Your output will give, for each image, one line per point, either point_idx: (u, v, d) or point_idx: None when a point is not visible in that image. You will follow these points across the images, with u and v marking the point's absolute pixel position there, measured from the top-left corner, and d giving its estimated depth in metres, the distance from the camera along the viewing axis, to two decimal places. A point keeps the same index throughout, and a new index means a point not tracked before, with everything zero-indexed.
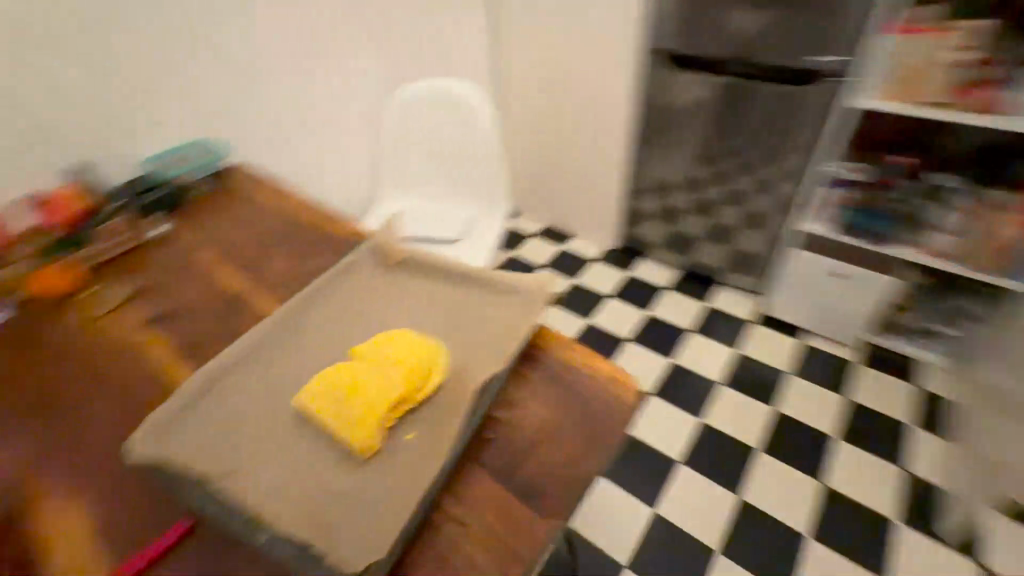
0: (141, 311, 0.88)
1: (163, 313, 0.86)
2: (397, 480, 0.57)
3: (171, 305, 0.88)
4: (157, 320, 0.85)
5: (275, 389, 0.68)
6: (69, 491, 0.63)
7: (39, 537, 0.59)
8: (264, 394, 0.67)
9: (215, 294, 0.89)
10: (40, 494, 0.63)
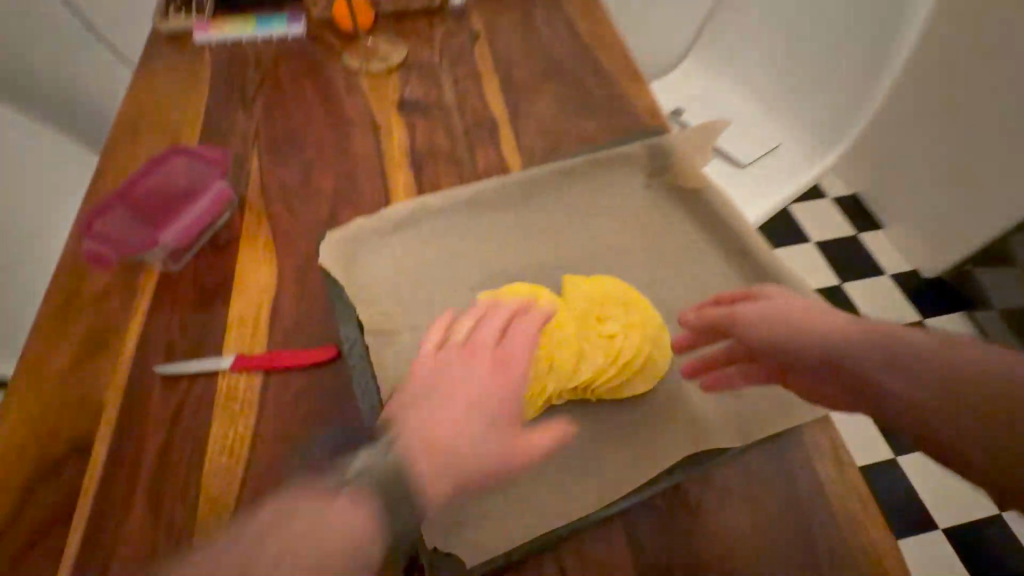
0: (248, 150, 0.87)
1: (276, 155, 0.87)
2: (627, 444, 0.61)
3: (287, 145, 0.88)
4: (271, 160, 0.86)
5: (426, 252, 0.72)
6: (226, 293, 0.71)
7: (206, 327, 0.69)
8: (416, 256, 0.72)
9: (329, 141, 0.89)
10: (202, 290, 0.72)
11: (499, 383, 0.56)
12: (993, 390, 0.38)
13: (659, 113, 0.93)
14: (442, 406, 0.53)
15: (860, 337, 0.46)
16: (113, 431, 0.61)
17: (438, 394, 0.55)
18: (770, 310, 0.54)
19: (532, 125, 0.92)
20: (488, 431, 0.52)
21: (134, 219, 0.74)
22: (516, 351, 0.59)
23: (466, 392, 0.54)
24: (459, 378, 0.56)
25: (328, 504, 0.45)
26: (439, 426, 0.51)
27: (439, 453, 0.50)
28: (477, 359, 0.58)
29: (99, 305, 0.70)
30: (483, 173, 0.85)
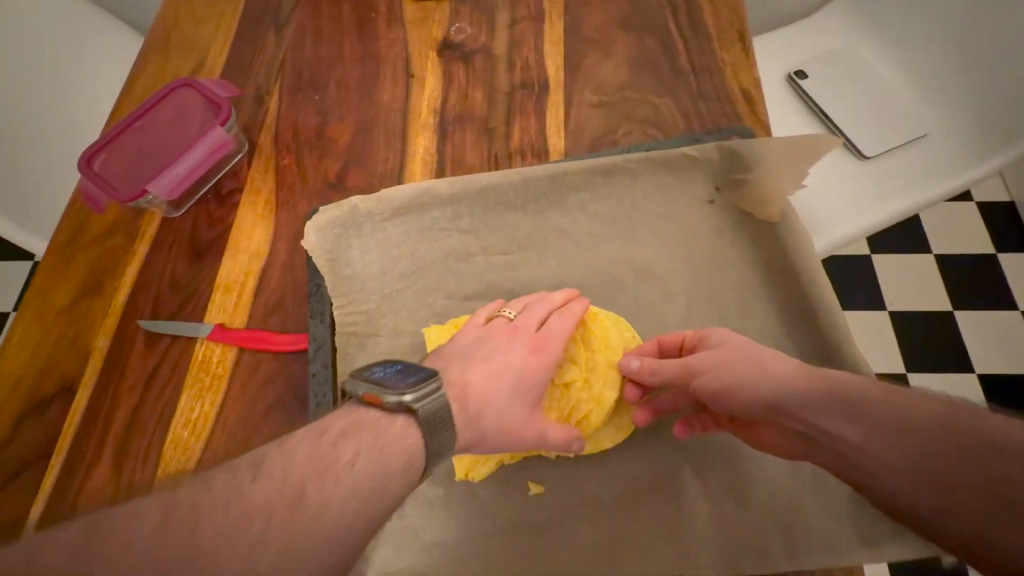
0: (270, 84, 0.79)
1: (298, 94, 0.78)
2: (587, 516, 0.52)
3: (312, 83, 0.79)
4: (292, 98, 0.78)
5: (424, 247, 0.63)
6: (219, 250, 0.68)
7: (195, 285, 0.66)
8: (413, 251, 0.63)
9: (356, 84, 0.78)
10: (197, 243, 0.69)
11: (539, 366, 0.52)
12: (935, 442, 0.38)
13: (758, 98, 0.72)
14: (482, 364, 0.50)
15: (807, 385, 0.46)
16: (97, 379, 0.62)
17: (484, 359, 0.51)
18: (720, 362, 0.51)
19: (591, 95, 0.75)
20: (501, 420, 0.48)
21: (130, 161, 0.68)
22: (556, 337, 0.55)
23: (505, 368, 0.50)
24: (497, 354, 0.51)
25: (389, 422, 0.42)
26: (490, 395, 0.48)
27: (473, 404, 0.47)
28: (518, 339, 0.53)
29: (102, 243, 0.69)
30: (518, 150, 0.72)
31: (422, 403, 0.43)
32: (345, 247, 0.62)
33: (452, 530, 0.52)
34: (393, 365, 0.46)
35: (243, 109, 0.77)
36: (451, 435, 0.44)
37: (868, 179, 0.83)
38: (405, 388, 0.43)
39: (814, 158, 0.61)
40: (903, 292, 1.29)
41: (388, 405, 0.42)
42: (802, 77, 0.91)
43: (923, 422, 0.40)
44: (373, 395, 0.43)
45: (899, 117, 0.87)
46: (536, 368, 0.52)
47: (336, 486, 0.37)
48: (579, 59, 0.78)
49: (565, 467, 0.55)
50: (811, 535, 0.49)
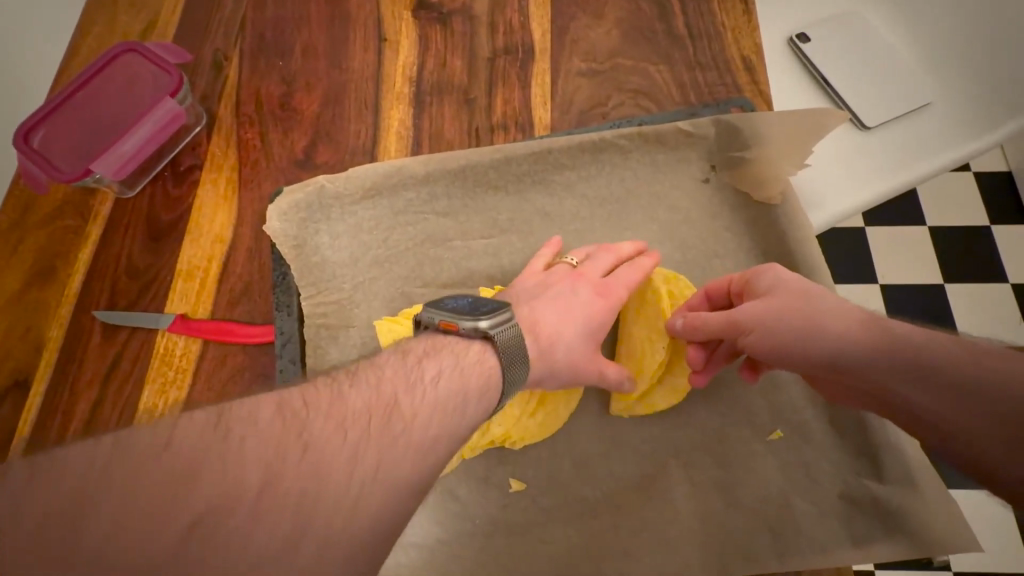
0: (230, 48, 0.72)
1: (260, 59, 0.71)
2: (571, 514, 0.51)
3: (275, 47, 0.72)
4: (253, 65, 0.71)
5: (399, 232, 0.60)
6: (180, 234, 0.63)
7: (155, 272, 0.62)
8: (386, 236, 0.59)
9: (324, 49, 0.72)
10: (155, 226, 0.63)
11: (605, 308, 0.53)
12: (999, 399, 0.34)
13: (759, 66, 0.67)
14: (551, 302, 0.50)
15: (862, 338, 0.42)
16: (52, 374, 0.58)
17: (553, 298, 0.51)
18: (766, 312, 0.47)
19: (580, 63, 0.70)
20: (571, 349, 0.50)
21: (73, 135, 0.63)
22: (621, 283, 0.54)
23: (573, 308, 0.51)
24: (565, 296, 0.51)
25: (465, 348, 0.43)
26: (561, 330, 0.50)
27: (545, 336, 0.49)
28: (584, 284, 0.53)
29: (52, 225, 0.64)
30: (501, 124, 0.67)
31: (497, 330, 0.44)
32: (313, 231, 0.57)
33: (431, 532, 0.50)
34: (464, 299, 0.48)
35: (200, 77, 0.70)
36: (525, 367, 0.45)
37: (869, 150, 0.79)
38: (480, 315, 0.44)
39: (817, 135, 0.57)
40: (896, 266, 1.27)
41: (465, 330, 0.44)
42: (805, 40, 0.85)
43: (982, 380, 0.36)
44: (449, 321, 0.44)
45: (902, 85, 0.82)
46: (604, 309, 0.52)
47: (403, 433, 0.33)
48: (568, 23, 0.71)
49: (548, 464, 0.53)
50: (796, 531, 0.48)
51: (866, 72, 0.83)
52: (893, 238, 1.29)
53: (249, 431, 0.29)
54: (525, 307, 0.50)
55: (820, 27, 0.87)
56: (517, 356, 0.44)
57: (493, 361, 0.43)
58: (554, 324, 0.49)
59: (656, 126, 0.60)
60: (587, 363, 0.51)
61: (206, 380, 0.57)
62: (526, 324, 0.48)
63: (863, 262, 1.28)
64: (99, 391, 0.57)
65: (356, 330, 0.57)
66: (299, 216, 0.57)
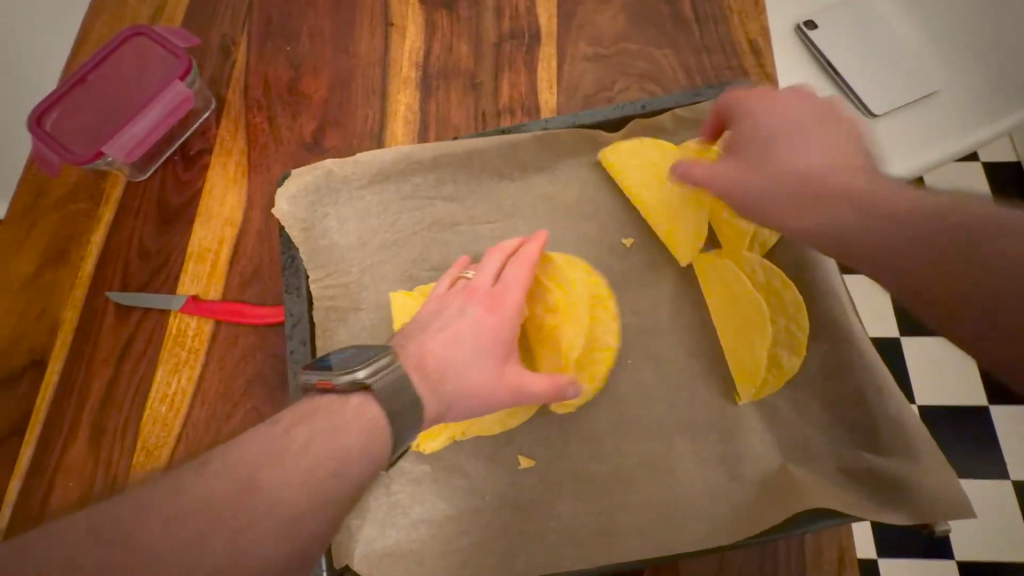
0: (236, 35, 0.72)
1: (268, 45, 0.72)
2: (579, 493, 0.51)
3: (282, 33, 0.72)
4: (261, 51, 0.71)
5: (406, 217, 0.60)
6: (190, 217, 0.64)
7: (166, 254, 0.62)
8: (393, 220, 0.60)
9: (330, 34, 0.72)
10: (166, 209, 0.64)
11: (500, 323, 0.51)
12: (943, 271, 0.35)
13: (766, 51, 0.67)
14: (436, 333, 0.48)
15: (896, 230, 0.39)
16: (68, 353, 0.59)
17: (439, 323, 0.50)
18: (804, 145, 0.48)
19: (586, 47, 0.70)
20: (463, 379, 0.47)
21: (84, 119, 0.63)
22: (514, 287, 0.53)
23: (463, 333, 0.49)
24: (451, 322, 0.49)
25: (341, 404, 0.40)
26: (466, 345, 0.48)
27: (432, 372, 0.45)
28: (474, 300, 0.51)
29: (66, 208, 0.65)
30: (507, 109, 0.67)
31: (376, 377, 0.41)
32: (321, 215, 0.58)
33: (440, 508, 0.51)
34: (344, 351, 0.44)
35: (209, 63, 0.70)
36: (416, 411, 0.42)
37: (874, 138, 0.79)
38: (355, 365, 0.41)
39: None
40: None
41: (340, 385, 0.40)
42: (813, 27, 0.84)
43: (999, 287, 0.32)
44: (324, 380, 0.41)
45: (909, 72, 0.82)
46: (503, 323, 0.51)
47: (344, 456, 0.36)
48: (575, 8, 0.71)
49: (555, 444, 0.53)
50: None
51: (874, 59, 0.83)
52: None
53: (311, 436, 0.37)
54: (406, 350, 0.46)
55: (830, 11, 0.86)
56: (404, 397, 0.42)
57: (375, 414, 0.40)
58: (440, 353, 0.47)
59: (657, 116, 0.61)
60: (491, 392, 0.48)
61: (218, 363, 0.58)
62: (413, 362, 0.45)
63: None
64: (112, 370, 0.58)
65: (365, 310, 0.57)
66: (308, 199, 0.58)
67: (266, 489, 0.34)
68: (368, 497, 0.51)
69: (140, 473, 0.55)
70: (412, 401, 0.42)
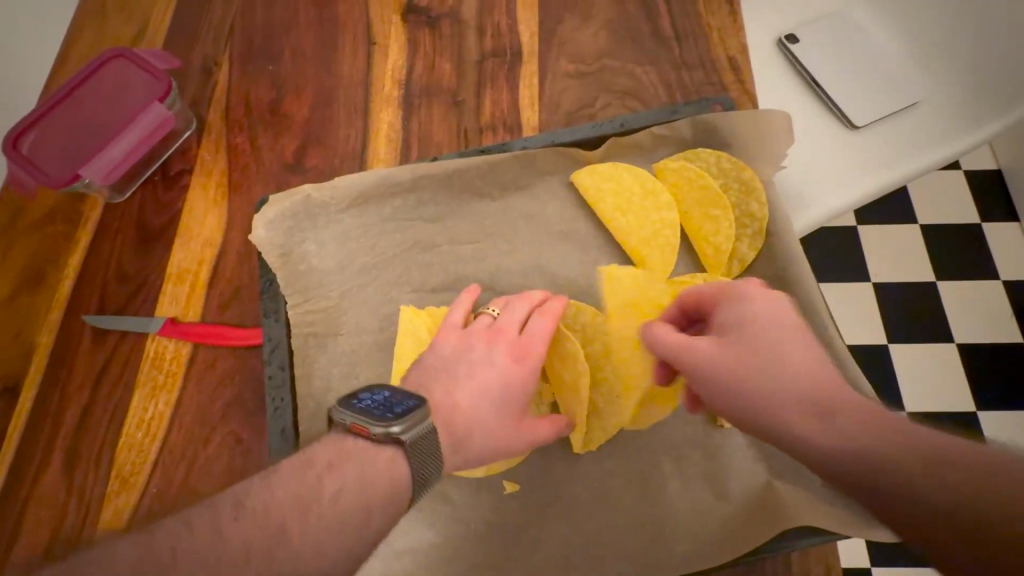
0: (218, 54, 0.72)
1: (251, 64, 0.72)
2: (564, 515, 0.51)
3: (265, 52, 0.72)
4: (243, 70, 0.71)
5: (386, 239, 0.60)
6: (170, 239, 0.63)
7: (144, 276, 0.62)
8: (374, 242, 0.59)
9: (313, 54, 0.72)
10: (146, 230, 0.64)
11: (521, 374, 0.50)
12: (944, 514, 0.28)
13: (745, 67, 0.68)
14: (465, 383, 0.48)
15: (897, 465, 0.31)
16: (42, 378, 0.58)
17: (466, 369, 0.49)
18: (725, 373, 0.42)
19: (567, 65, 0.70)
20: (489, 435, 0.47)
21: (61, 141, 0.63)
22: (539, 339, 0.51)
23: (489, 383, 0.49)
24: (479, 368, 0.49)
25: (374, 454, 0.39)
26: (490, 393, 0.48)
27: (459, 424, 0.46)
28: (499, 345, 0.51)
29: (43, 230, 0.64)
30: (489, 126, 0.67)
31: (409, 432, 0.40)
32: (301, 237, 0.58)
33: (422, 534, 0.50)
34: (380, 392, 0.43)
35: (190, 82, 0.70)
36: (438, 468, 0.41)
37: (854, 151, 0.80)
38: (392, 420, 0.40)
39: (788, 137, 0.57)
40: (888, 266, 1.28)
41: (375, 436, 0.39)
42: (794, 41, 0.86)
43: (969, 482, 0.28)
44: (359, 425, 0.39)
45: (886, 86, 0.83)
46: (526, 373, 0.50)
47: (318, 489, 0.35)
48: (556, 26, 0.72)
49: (539, 464, 0.53)
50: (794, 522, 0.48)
51: (853, 73, 0.84)
52: (884, 237, 1.30)
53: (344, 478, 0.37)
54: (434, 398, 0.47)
55: (810, 26, 0.88)
56: (431, 450, 0.41)
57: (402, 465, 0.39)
58: (468, 406, 0.47)
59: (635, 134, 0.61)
60: (511, 438, 0.48)
61: (195, 386, 0.57)
62: (440, 417, 0.45)
63: (853, 260, 1.29)
64: (87, 395, 0.57)
65: (345, 331, 0.57)
66: (287, 224, 0.58)
67: (293, 528, 0.33)
68: None
69: (114, 501, 0.54)
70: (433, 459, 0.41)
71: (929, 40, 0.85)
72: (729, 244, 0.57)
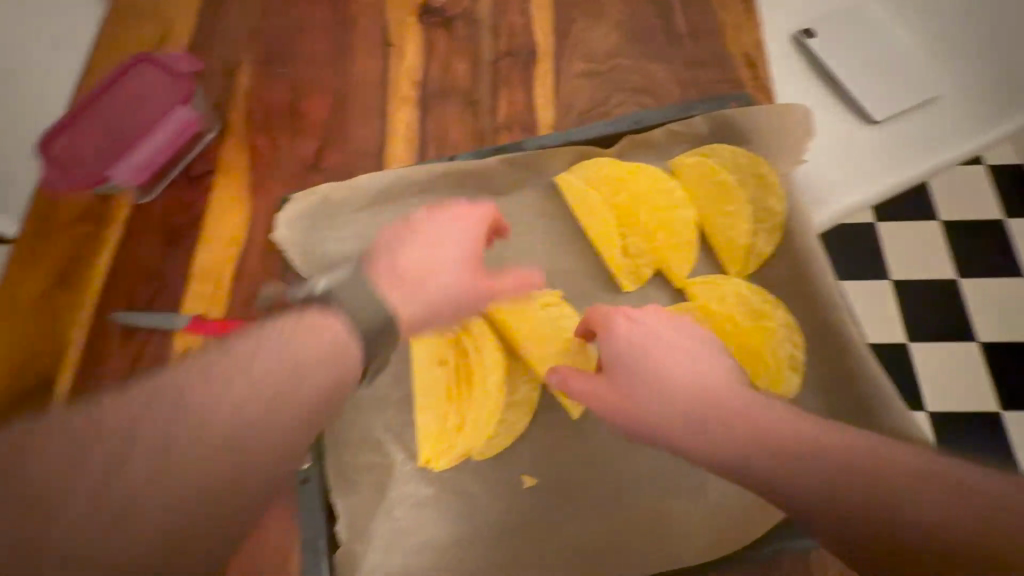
0: (239, 57, 0.74)
1: (270, 67, 0.73)
2: (581, 513, 0.51)
3: (284, 55, 0.74)
4: (263, 74, 0.73)
5: None
6: (193, 239, 0.65)
7: (170, 275, 0.63)
8: None
9: (331, 56, 0.73)
10: (171, 230, 0.65)
11: (472, 236, 0.58)
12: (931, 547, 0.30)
13: (761, 63, 0.68)
14: (410, 249, 0.54)
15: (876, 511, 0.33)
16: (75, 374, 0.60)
17: (428, 235, 0.58)
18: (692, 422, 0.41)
19: (581, 63, 0.70)
20: (441, 288, 0.53)
21: (90, 144, 0.65)
22: (470, 237, 0.58)
23: (438, 252, 0.56)
24: (435, 229, 0.58)
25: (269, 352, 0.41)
26: (435, 273, 0.53)
27: (416, 278, 0.51)
28: (433, 223, 0.58)
29: (69, 230, 0.66)
30: (504, 126, 0.68)
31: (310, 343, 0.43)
32: (319, 238, 0.59)
33: (441, 529, 0.51)
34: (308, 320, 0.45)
35: (212, 86, 0.72)
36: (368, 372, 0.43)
37: (874, 146, 0.79)
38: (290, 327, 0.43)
39: (806, 132, 0.58)
40: (908, 263, 1.26)
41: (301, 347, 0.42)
42: (810, 36, 0.85)
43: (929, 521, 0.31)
44: None
45: (903, 82, 0.82)
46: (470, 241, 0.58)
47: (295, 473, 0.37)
48: (570, 25, 0.72)
49: (558, 460, 0.53)
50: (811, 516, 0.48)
51: (872, 66, 0.83)
52: (904, 234, 1.28)
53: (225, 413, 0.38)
54: (384, 259, 0.51)
55: (827, 21, 0.87)
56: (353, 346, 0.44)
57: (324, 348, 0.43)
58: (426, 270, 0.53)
59: (649, 130, 0.62)
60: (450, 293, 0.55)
61: None
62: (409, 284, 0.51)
63: (872, 258, 1.27)
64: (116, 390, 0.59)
65: None
66: (307, 223, 0.59)
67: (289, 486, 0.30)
68: (371, 521, 0.50)
69: None
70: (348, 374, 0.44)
71: (950, 32, 0.84)
72: (745, 240, 0.57)
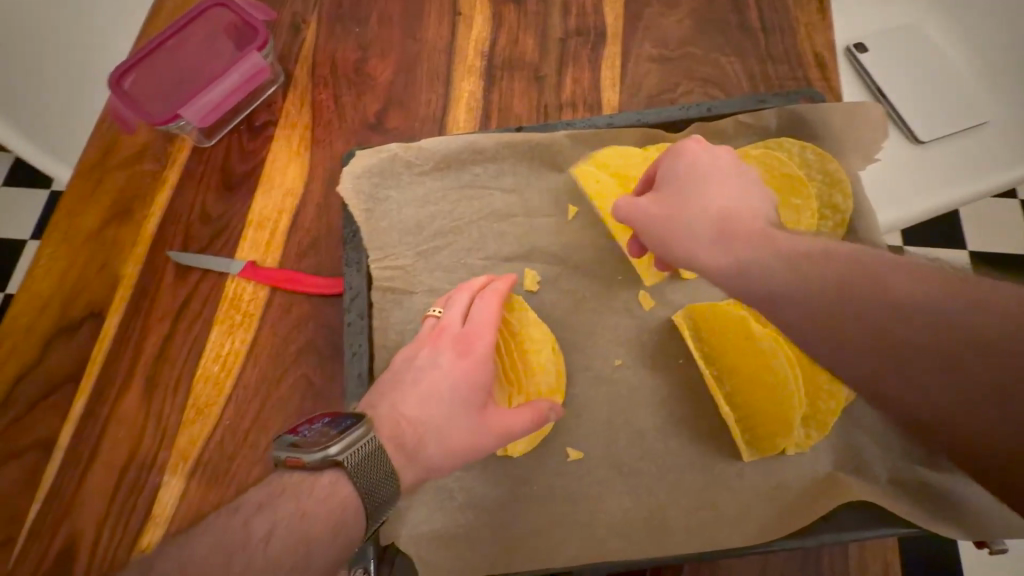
0: (307, 13, 0.74)
1: (338, 25, 0.73)
2: (625, 491, 0.51)
3: (352, 15, 0.74)
4: (330, 31, 0.73)
5: (463, 205, 0.61)
6: (252, 186, 0.65)
7: (227, 220, 0.64)
8: (451, 208, 0.60)
9: (400, 19, 0.73)
10: (229, 175, 0.66)
11: (470, 369, 0.48)
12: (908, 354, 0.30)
13: (832, 63, 0.67)
14: (412, 389, 0.47)
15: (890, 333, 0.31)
16: (126, 307, 0.60)
17: (410, 378, 0.48)
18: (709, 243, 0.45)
19: (650, 49, 0.70)
20: (441, 436, 0.45)
21: (160, 83, 0.65)
22: (482, 327, 0.51)
23: (437, 386, 0.47)
24: (424, 374, 0.48)
25: (312, 483, 0.39)
26: (437, 381, 0.47)
27: (408, 435, 0.44)
28: (443, 346, 0.50)
29: (130, 167, 0.66)
30: (569, 103, 0.68)
31: (350, 453, 0.40)
32: (382, 197, 0.60)
33: (484, 492, 0.51)
34: (319, 420, 0.43)
35: (279, 38, 0.72)
36: (389, 480, 0.40)
37: (928, 163, 0.78)
38: (329, 440, 0.40)
39: (882, 130, 0.58)
40: None
41: (311, 463, 0.39)
42: (862, 50, 0.85)
43: (984, 332, 0.27)
44: (295, 458, 0.39)
45: (961, 99, 0.82)
46: (475, 369, 0.48)
47: (327, 538, 0.37)
48: (642, 10, 0.72)
49: (606, 437, 0.53)
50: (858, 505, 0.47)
51: (927, 83, 0.83)
52: (938, 259, 1.27)
53: (274, 518, 0.37)
54: (385, 402, 0.47)
55: (888, 33, 0.86)
56: (381, 467, 0.40)
57: (350, 493, 0.39)
58: (413, 414, 0.46)
59: (720, 118, 0.61)
60: (468, 435, 0.46)
61: (271, 329, 0.59)
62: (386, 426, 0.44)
63: None
64: (167, 325, 0.60)
65: (424, 291, 0.58)
66: (370, 181, 0.60)
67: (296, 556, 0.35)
68: None
69: (190, 428, 0.56)
70: (392, 475, 0.41)
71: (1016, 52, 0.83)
72: (810, 234, 0.57)
